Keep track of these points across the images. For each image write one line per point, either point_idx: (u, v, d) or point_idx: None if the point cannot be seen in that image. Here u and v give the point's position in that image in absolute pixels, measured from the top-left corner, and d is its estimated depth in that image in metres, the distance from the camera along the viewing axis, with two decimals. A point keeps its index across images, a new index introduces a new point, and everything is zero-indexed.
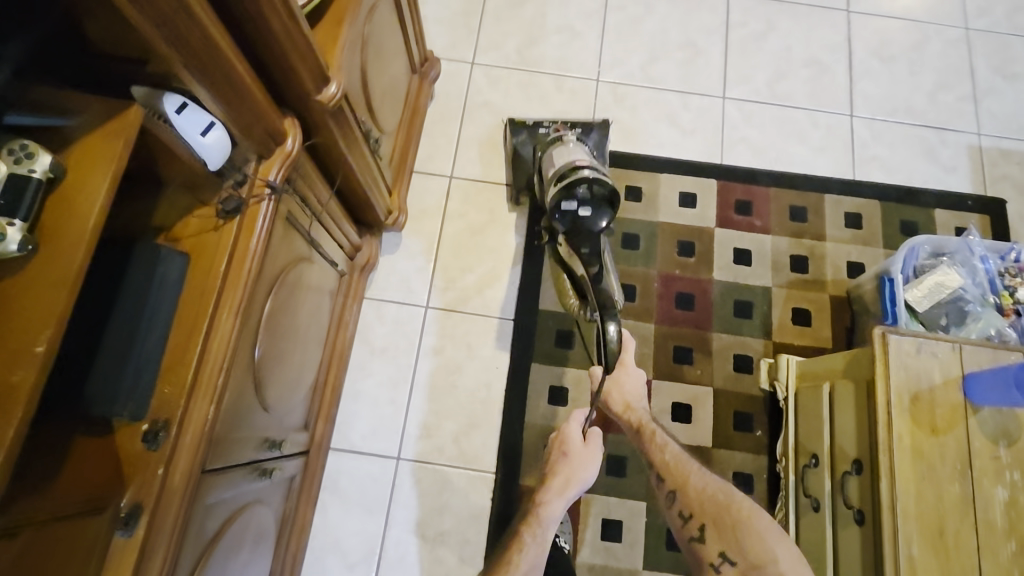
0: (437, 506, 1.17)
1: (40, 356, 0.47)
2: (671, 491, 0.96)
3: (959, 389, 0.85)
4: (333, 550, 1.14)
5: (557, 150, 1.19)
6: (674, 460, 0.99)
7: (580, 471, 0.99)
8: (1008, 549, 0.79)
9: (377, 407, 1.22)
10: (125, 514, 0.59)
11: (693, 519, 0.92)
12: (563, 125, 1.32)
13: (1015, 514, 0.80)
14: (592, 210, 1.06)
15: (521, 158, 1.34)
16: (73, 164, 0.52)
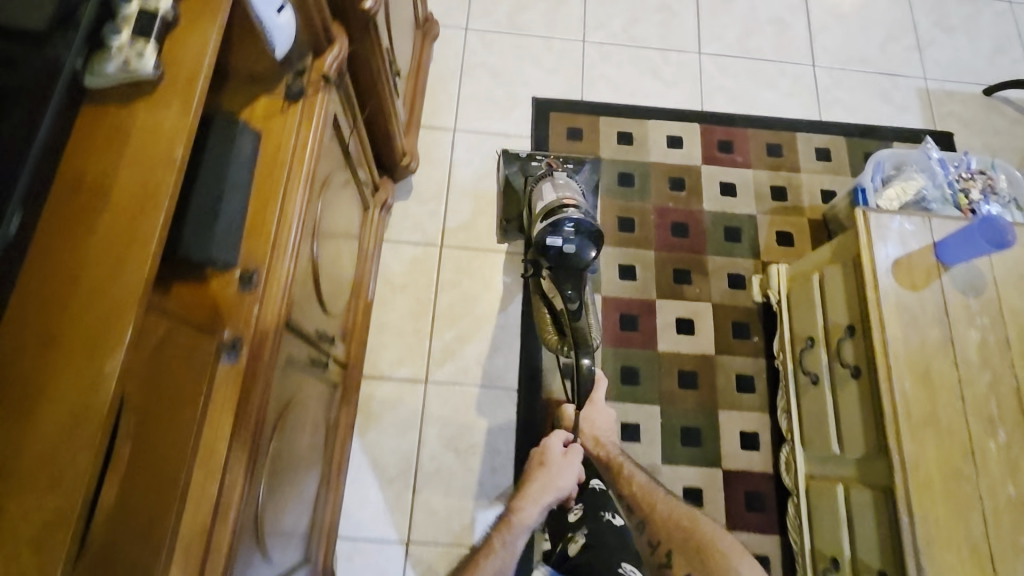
0: (466, 422, 1.25)
1: (179, 160, 0.53)
2: (641, 521, 1.04)
3: (932, 254, 0.98)
4: (371, 467, 1.21)
5: (544, 186, 1.21)
6: (642, 491, 1.08)
7: (558, 480, 1.12)
8: (984, 379, 0.91)
9: (401, 337, 1.29)
10: (229, 343, 0.66)
11: (662, 545, 0.99)
12: (555, 159, 1.39)
13: (987, 352, 0.93)
14: (578, 245, 1.04)
15: (513, 189, 1.41)
16: (184, 12, 0.58)
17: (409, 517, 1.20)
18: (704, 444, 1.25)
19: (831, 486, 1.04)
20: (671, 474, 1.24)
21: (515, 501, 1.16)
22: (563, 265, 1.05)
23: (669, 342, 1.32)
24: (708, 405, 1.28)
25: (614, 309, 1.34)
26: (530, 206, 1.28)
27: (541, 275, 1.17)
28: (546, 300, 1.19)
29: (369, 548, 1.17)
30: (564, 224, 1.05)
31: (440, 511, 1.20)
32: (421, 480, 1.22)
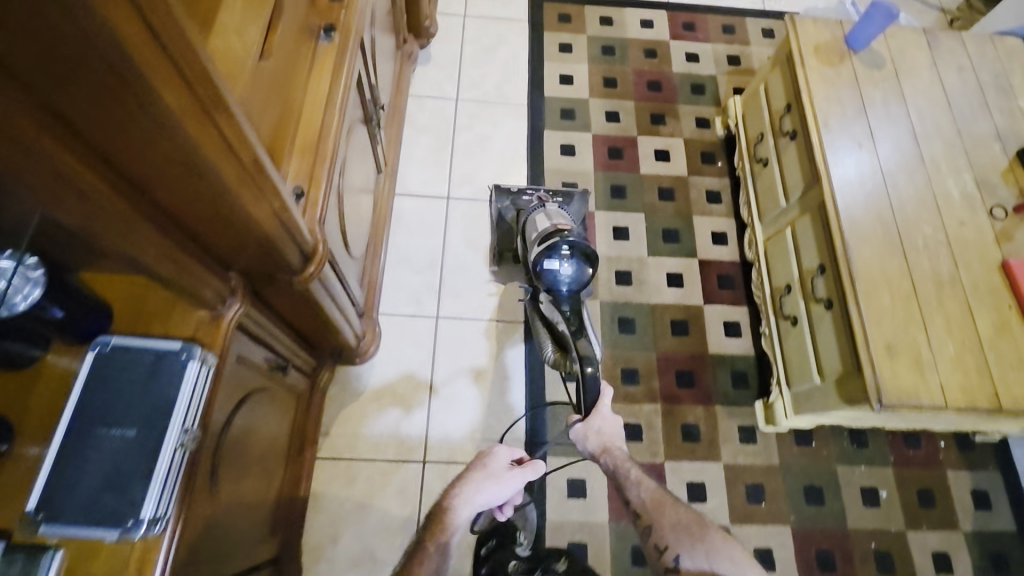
0: (482, 227, 1.49)
1: None
2: (648, 526, 0.99)
3: (844, 44, 1.27)
4: (404, 262, 1.44)
5: (538, 219, 1.21)
6: (653, 498, 1.01)
7: (490, 489, 0.91)
8: (887, 121, 1.19)
9: (426, 165, 1.54)
10: (326, 28, 0.91)
11: (671, 551, 0.94)
12: (545, 194, 1.43)
13: (888, 104, 1.21)
14: (574, 266, 1.06)
15: (505, 222, 1.44)
16: None
17: (438, 300, 1.41)
18: (681, 240, 1.50)
19: (781, 232, 1.30)
20: (656, 263, 1.47)
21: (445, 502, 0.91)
22: (559, 283, 1.06)
23: (649, 167, 1.59)
24: (685, 213, 1.54)
25: (603, 144, 1.61)
26: (524, 238, 1.27)
27: (542, 300, 1.16)
28: (546, 322, 1.17)
29: (403, 320, 1.38)
30: (561, 246, 1.06)
31: (464, 293, 1.42)
32: (447, 272, 1.44)
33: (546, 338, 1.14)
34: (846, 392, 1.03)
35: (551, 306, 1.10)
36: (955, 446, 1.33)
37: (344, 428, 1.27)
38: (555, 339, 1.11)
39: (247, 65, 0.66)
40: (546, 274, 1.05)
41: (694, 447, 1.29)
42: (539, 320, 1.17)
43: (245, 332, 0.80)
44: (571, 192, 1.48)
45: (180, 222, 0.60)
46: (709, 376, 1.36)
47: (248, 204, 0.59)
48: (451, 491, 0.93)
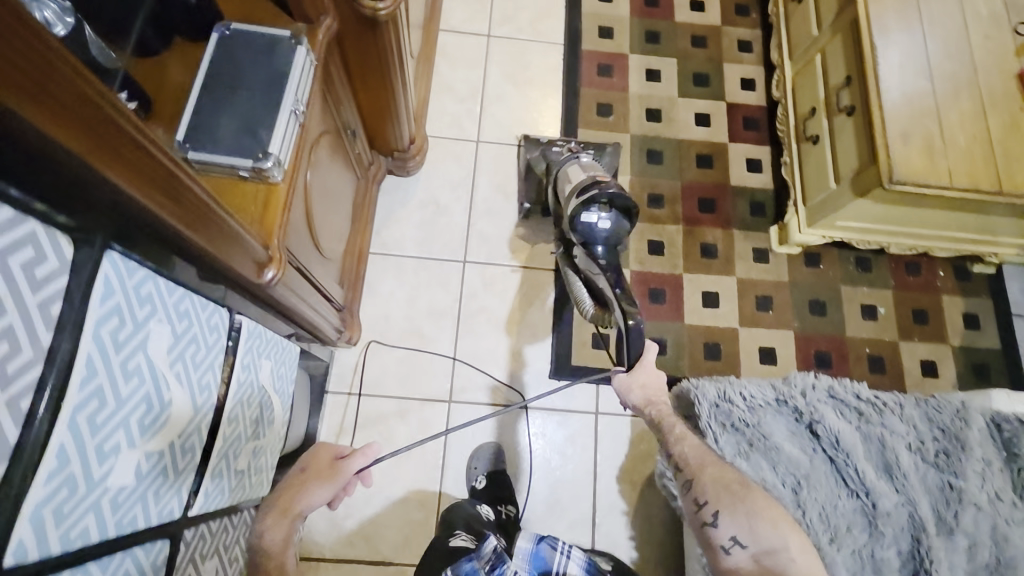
0: (521, 63, 1.55)
1: None
2: (688, 480, 0.81)
3: None
4: (446, 90, 1.51)
5: (570, 168, 1.16)
6: (696, 453, 0.82)
7: (313, 491, 0.80)
8: None
9: (468, 4, 1.59)
10: None
11: (709, 506, 0.77)
12: (577, 145, 1.32)
13: None
14: (612, 218, 1.01)
15: (532, 171, 1.37)
16: None
17: (478, 125, 1.48)
18: (711, 84, 1.57)
19: (811, 61, 1.36)
20: (686, 104, 1.54)
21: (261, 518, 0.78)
22: (596, 236, 1.00)
23: (684, 16, 1.63)
24: (716, 60, 1.59)
25: None
26: (552, 187, 1.22)
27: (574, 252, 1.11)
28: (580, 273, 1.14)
29: (445, 141, 1.46)
30: (597, 199, 1.02)
31: (502, 120, 1.49)
32: (487, 101, 1.51)
33: (582, 289, 1.11)
34: (862, 186, 1.12)
35: (586, 259, 1.06)
36: (952, 276, 1.44)
37: (394, 229, 1.37)
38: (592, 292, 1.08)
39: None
40: (584, 229, 1.01)
41: (711, 263, 1.40)
42: (573, 273, 1.14)
43: (332, 67, 0.92)
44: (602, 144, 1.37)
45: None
46: (729, 204, 1.45)
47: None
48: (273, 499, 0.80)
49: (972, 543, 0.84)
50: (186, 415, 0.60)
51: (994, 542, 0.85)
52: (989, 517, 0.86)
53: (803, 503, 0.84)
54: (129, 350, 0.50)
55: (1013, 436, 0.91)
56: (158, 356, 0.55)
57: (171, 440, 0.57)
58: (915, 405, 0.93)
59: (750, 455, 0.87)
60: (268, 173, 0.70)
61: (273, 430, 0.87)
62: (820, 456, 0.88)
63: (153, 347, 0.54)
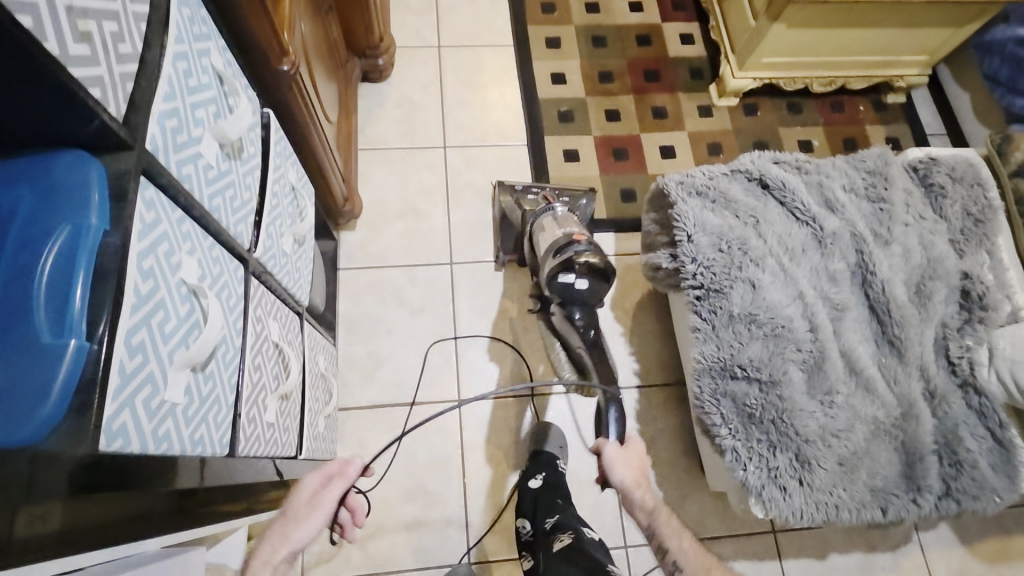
0: None
1: None
2: None
3: None
4: (404, 7, 1.65)
5: (546, 223, 1.13)
6: (696, 552, 0.84)
7: (301, 530, 0.69)
8: None
9: None
10: None
11: None
12: (552, 193, 1.28)
13: None
14: (591, 280, 0.98)
15: (509, 223, 1.32)
16: None
17: (438, 33, 1.63)
18: None
19: None
20: None
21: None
22: (575, 296, 0.97)
23: None
24: None
25: None
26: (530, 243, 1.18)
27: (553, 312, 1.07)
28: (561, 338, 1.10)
29: (410, 50, 1.60)
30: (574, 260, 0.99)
31: (459, 26, 1.64)
32: (443, 12, 1.65)
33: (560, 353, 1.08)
34: (774, 12, 1.32)
35: (563, 318, 1.03)
36: (872, 108, 1.63)
37: (376, 127, 1.50)
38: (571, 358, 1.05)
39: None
40: (564, 290, 0.97)
41: (663, 123, 1.57)
42: (552, 337, 1.10)
43: None
44: (579, 193, 1.33)
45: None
46: (672, 73, 1.63)
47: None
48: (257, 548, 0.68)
49: (905, 250, 1.01)
50: (246, 149, 0.71)
51: (924, 248, 1.01)
52: (917, 230, 1.03)
53: (763, 234, 0.99)
54: (200, 48, 0.60)
55: (927, 172, 1.09)
56: (220, 72, 0.64)
57: (236, 161, 0.68)
58: (845, 160, 1.09)
59: (715, 208, 1.02)
60: None
61: (307, 229, 0.94)
62: (772, 202, 1.04)
63: (215, 62, 0.63)
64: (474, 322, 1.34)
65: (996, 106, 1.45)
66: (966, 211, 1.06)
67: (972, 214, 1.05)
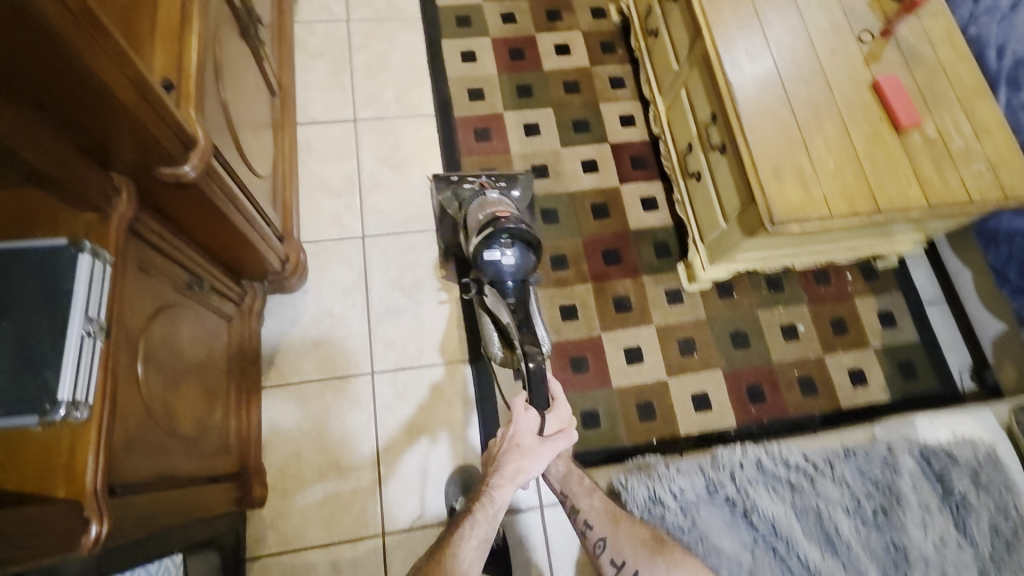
0: (394, 143, 1.47)
1: None
2: (601, 539, 0.88)
3: None
4: (321, 188, 1.42)
5: (475, 205, 1.18)
6: (611, 508, 0.91)
7: (530, 466, 0.95)
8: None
9: (328, 90, 1.51)
10: None
11: (627, 564, 0.85)
12: (488, 180, 1.32)
13: None
14: (514, 255, 1.03)
15: (446, 212, 1.35)
16: None
17: (361, 220, 1.40)
18: (592, 129, 1.53)
19: (679, 97, 1.34)
20: (569, 153, 1.50)
21: (484, 482, 0.96)
22: (502, 274, 1.03)
23: (552, 63, 1.60)
24: (592, 103, 1.56)
25: (503, 46, 1.60)
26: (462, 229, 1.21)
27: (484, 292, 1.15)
28: (494, 317, 1.13)
29: (330, 245, 1.37)
30: (499, 235, 1.03)
31: (385, 209, 1.41)
32: (366, 191, 1.42)
33: (491, 333, 1.13)
34: (746, 223, 1.11)
35: (495, 297, 1.08)
36: (862, 277, 1.44)
37: (289, 354, 1.27)
38: (501, 333, 1.08)
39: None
40: (488, 266, 1.03)
41: (627, 317, 1.36)
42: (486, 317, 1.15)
43: (142, 236, 0.80)
44: (513, 175, 1.37)
45: (58, 97, 0.58)
46: (633, 252, 1.42)
47: (96, 62, 0.57)
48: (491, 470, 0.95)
49: None
50: None
51: None
52: (937, 566, 0.87)
53: None
54: None
55: (944, 472, 0.93)
56: None
57: None
58: (844, 462, 0.94)
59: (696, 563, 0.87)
60: (69, 419, 0.60)
61: None
62: (763, 546, 0.89)
63: None
64: (404, 499, 1.20)
65: (1004, 299, 1.27)
66: (995, 528, 0.90)
67: (1002, 532, 0.90)
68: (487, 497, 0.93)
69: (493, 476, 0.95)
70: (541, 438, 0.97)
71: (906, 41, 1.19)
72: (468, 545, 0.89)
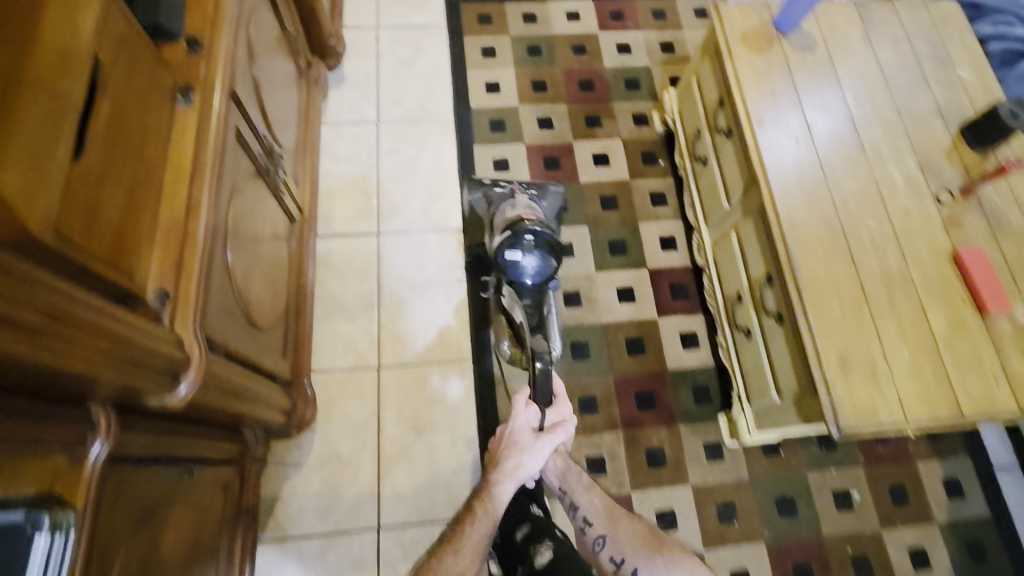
0: (417, 261, 1.38)
1: None
2: (601, 537, 0.92)
3: (773, 28, 1.17)
4: (338, 310, 1.33)
5: (505, 207, 1.13)
6: (608, 507, 0.95)
7: (528, 460, 0.96)
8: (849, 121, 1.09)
9: (352, 198, 1.42)
10: (183, 90, 0.78)
11: (626, 563, 0.87)
12: (518, 186, 1.18)
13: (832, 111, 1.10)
14: (537, 259, 1.02)
15: (476, 213, 1.24)
16: None
17: (378, 348, 1.31)
18: (629, 251, 1.42)
19: (727, 238, 1.21)
20: (604, 279, 1.39)
21: (489, 474, 0.97)
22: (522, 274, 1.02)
23: (589, 175, 1.49)
24: (630, 222, 1.45)
25: (538, 154, 1.51)
26: (490, 230, 1.17)
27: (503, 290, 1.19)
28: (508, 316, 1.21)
29: (342, 376, 1.28)
30: (524, 236, 1.01)
31: (405, 336, 1.32)
32: (384, 315, 1.34)
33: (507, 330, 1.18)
34: (807, 411, 0.98)
35: (513, 296, 1.12)
36: (924, 437, 1.30)
37: (292, 502, 1.17)
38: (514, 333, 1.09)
39: (73, 171, 0.56)
40: (510, 267, 1.02)
41: (660, 473, 1.24)
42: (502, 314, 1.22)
43: (122, 457, 0.69)
44: (546, 187, 1.23)
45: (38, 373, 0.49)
46: (669, 395, 1.30)
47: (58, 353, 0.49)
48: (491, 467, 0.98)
49: None
50: None
51: None
52: None
53: None
54: None
55: None
56: None
57: None
58: None
59: None
60: None
61: None
62: None
63: None
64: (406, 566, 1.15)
65: None
66: None
67: None
68: (488, 493, 0.93)
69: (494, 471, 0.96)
70: (536, 433, 0.99)
71: (991, 201, 1.04)
72: (472, 544, 0.88)
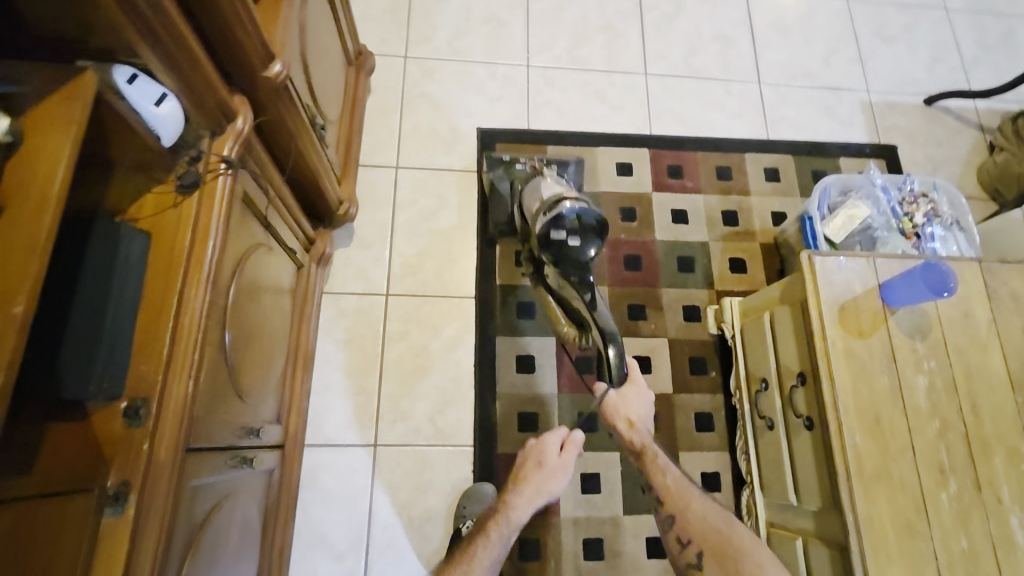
0: (419, 485, 1.18)
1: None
2: (669, 517, 0.98)
3: (879, 297, 0.96)
4: (320, 543, 1.13)
5: (535, 185, 1.13)
6: (677, 487, 1.00)
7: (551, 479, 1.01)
8: (963, 450, 0.89)
9: (347, 397, 1.22)
10: (113, 493, 0.57)
11: (692, 546, 0.95)
12: (540, 161, 1.29)
13: (948, 436, 0.90)
14: (581, 241, 0.99)
15: (498, 194, 1.31)
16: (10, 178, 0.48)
17: None
18: None
19: (791, 539, 1.02)
20: (633, 525, 1.19)
21: (505, 495, 1.00)
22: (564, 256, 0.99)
23: None
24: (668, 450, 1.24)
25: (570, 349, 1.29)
26: (523, 210, 1.18)
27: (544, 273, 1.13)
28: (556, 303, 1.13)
29: None
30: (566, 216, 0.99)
31: None
32: (373, 555, 1.13)
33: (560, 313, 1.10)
34: None
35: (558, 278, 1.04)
36: None
37: None
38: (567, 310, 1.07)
39: None
40: (553, 247, 0.99)
41: None
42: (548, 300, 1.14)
43: None
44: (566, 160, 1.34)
45: None
46: None
47: None
48: (511, 484, 1.01)
49: None
50: None
51: None
52: None
53: None
54: None
55: None
56: None
57: None
58: None
59: None
60: None
61: None
62: None
63: None
64: None
65: None
66: None
67: None
68: (505, 515, 0.97)
69: (511, 491, 1.00)
70: (563, 453, 1.03)
71: None
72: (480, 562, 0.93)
